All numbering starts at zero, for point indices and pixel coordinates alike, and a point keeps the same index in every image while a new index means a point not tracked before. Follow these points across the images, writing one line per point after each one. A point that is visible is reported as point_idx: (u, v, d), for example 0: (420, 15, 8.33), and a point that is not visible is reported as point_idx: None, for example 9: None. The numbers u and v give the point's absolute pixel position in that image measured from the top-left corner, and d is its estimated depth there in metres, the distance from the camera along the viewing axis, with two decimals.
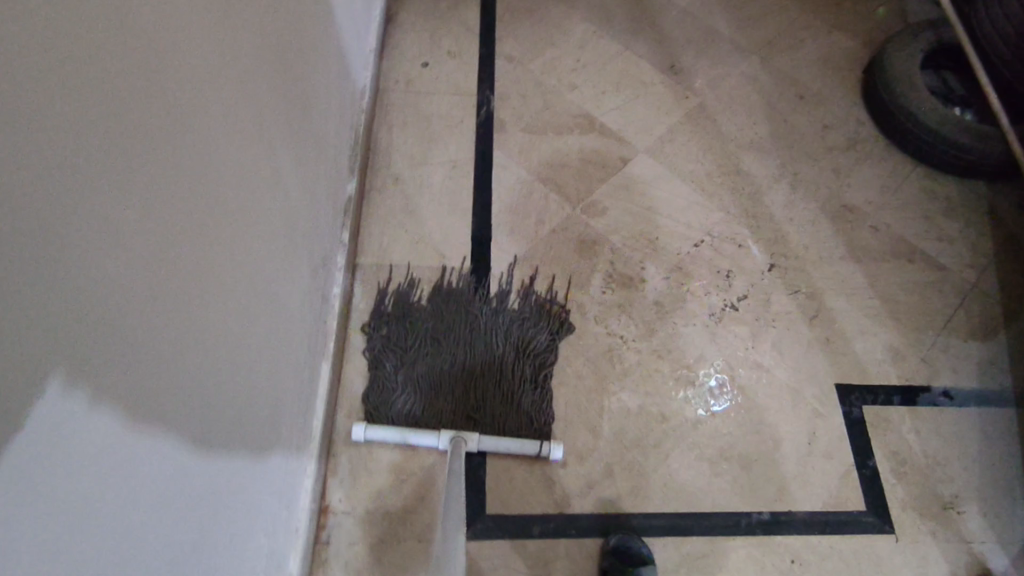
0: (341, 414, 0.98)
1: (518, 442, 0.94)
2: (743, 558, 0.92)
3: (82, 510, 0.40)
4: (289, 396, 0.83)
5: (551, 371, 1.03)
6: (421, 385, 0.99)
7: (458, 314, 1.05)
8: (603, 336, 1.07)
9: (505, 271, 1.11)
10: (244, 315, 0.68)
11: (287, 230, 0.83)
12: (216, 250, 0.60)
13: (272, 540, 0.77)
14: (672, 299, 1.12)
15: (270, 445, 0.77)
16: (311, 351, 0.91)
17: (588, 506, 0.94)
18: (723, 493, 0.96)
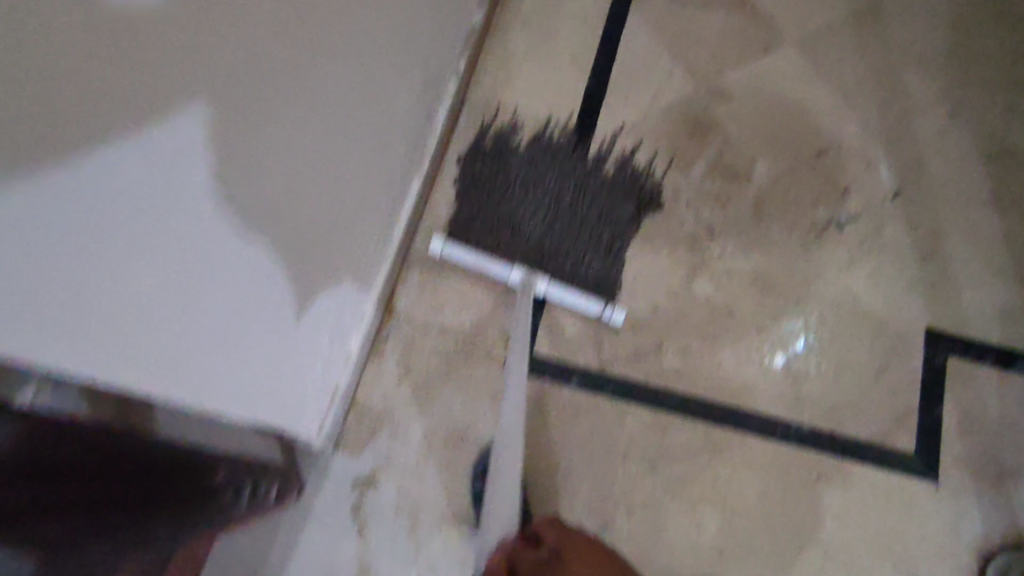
0: (422, 233, 1.03)
1: (585, 299, 0.94)
2: (769, 461, 0.92)
3: (192, 192, 0.48)
4: (379, 195, 0.89)
5: (626, 243, 1.02)
6: (501, 225, 1.01)
7: (551, 167, 1.05)
8: (691, 222, 1.04)
9: (609, 135, 1.09)
10: (356, 102, 0.74)
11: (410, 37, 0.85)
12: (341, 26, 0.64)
13: (341, 312, 0.85)
14: (774, 203, 1.06)
15: (356, 231, 0.84)
16: (407, 164, 0.96)
17: (631, 373, 0.96)
18: (767, 398, 0.96)
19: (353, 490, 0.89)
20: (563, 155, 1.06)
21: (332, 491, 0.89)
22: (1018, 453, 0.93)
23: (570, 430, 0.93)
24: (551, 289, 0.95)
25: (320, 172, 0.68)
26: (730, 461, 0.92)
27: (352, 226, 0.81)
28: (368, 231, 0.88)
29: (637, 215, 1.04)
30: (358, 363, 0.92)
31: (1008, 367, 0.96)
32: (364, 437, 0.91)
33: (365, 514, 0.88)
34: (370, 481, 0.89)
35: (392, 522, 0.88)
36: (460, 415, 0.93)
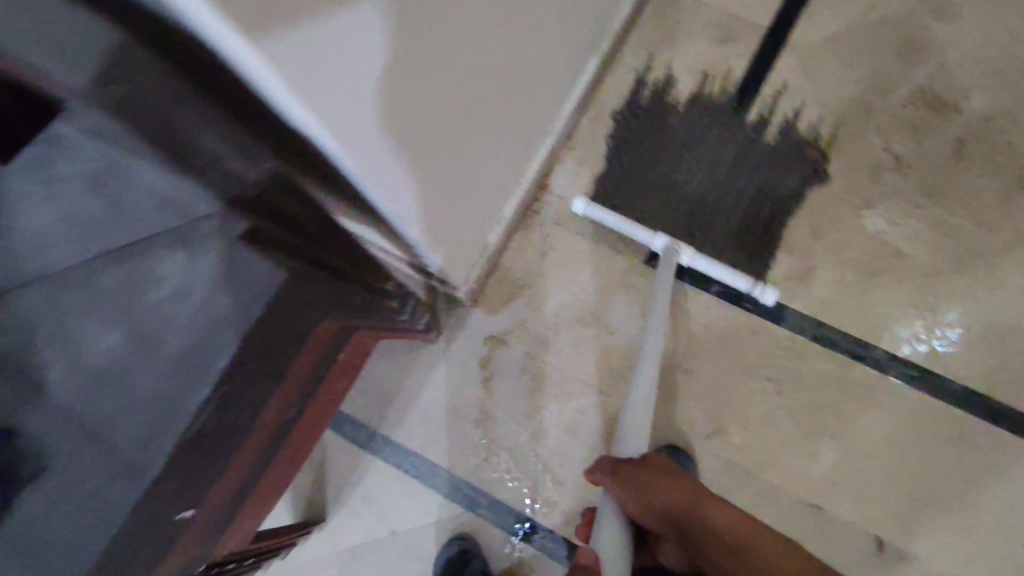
0: (588, 117, 1.02)
1: (733, 275, 0.88)
2: (906, 410, 0.88)
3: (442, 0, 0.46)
4: (562, 64, 0.88)
5: (786, 219, 0.95)
6: (644, 186, 0.98)
7: (707, 131, 0.98)
8: (876, 150, 0.96)
9: (774, 97, 0.99)
10: None
11: None
12: None
13: (506, 173, 0.87)
14: (980, 145, 0.95)
15: (535, 92, 0.84)
16: (591, 39, 0.93)
17: (776, 292, 0.93)
18: (920, 347, 0.90)
19: (485, 344, 0.95)
20: (747, 63, 1.01)
21: (466, 339, 0.95)
22: None
23: (702, 333, 0.92)
24: (697, 260, 0.89)
25: (493, 80, 0.67)
26: (864, 400, 0.88)
27: (529, 101, 0.83)
28: (543, 101, 0.89)
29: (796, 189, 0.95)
30: (508, 228, 0.96)
31: None
32: (502, 300, 0.96)
33: (492, 368, 0.94)
34: (501, 339, 0.95)
35: (515, 380, 0.94)
36: (594, 298, 0.95)
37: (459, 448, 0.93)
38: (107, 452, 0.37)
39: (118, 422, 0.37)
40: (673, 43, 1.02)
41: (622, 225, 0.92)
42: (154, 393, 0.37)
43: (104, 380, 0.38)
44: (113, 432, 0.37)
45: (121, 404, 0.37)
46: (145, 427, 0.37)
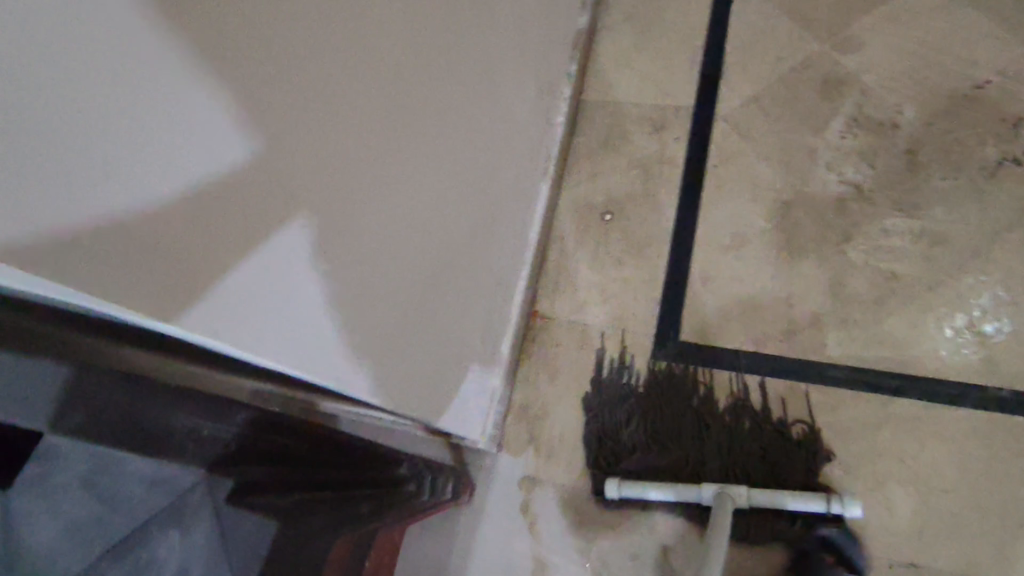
0: (555, 237, 1.05)
1: (799, 502, 0.79)
2: (965, 430, 0.83)
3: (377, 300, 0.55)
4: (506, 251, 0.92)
5: (724, 446, 0.88)
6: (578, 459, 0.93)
7: (676, 432, 0.91)
8: (834, 184, 0.97)
9: (685, 316, 0.96)
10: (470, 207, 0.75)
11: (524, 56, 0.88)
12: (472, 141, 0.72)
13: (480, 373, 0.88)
14: (932, 149, 0.96)
15: (482, 298, 0.86)
16: (525, 204, 0.96)
17: (788, 350, 0.91)
18: (955, 360, 0.86)
19: (520, 489, 0.92)
20: (668, 244, 1.01)
21: (500, 491, 0.93)
22: None
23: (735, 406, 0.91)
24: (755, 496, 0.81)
25: (425, 312, 0.68)
26: (919, 433, 0.84)
27: (483, 315, 0.87)
28: (510, 215, 0.91)
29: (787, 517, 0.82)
30: (509, 364, 0.96)
31: None
32: (522, 438, 0.95)
33: (534, 512, 0.91)
34: (534, 478, 0.93)
35: (559, 517, 0.91)
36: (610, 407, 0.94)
37: None
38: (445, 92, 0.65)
39: (414, 183, 0.58)
40: (612, 148, 1.08)
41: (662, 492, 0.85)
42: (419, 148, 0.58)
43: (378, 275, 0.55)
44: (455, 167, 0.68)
45: (473, 216, 0.77)
46: (477, 98, 0.72)
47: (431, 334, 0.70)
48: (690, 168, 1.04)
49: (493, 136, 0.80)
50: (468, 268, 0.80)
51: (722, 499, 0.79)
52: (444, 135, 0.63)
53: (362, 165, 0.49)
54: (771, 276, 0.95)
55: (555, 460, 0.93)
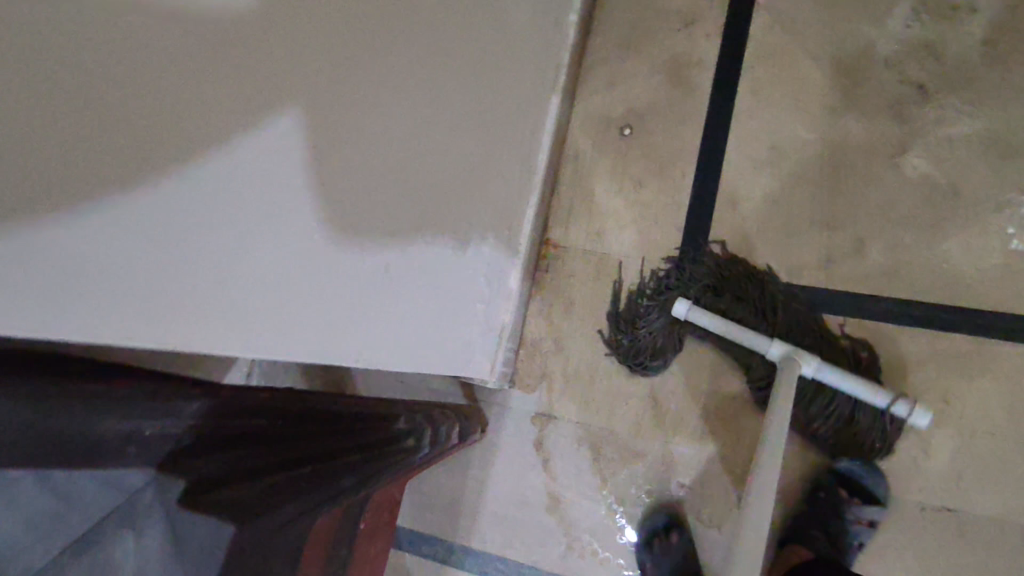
0: (569, 156, 0.95)
1: (863, 388, 0.73)
2: (1022, 368, 0.75)
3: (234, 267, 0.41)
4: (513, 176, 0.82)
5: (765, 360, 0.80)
6: (592, 395, 0.89)
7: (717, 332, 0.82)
8: (891, 84, 0.84)
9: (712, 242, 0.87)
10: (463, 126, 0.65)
11: None
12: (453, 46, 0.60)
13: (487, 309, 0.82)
14: (1015, 36, 0.81)
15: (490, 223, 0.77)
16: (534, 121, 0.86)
17: (825, 280, 0.83)
18: (1018, 291, 0.77)
19: (533, 425, 0.90)
20: (696, 161, 0.90)
21: (513, 427, 0.91)
22: None
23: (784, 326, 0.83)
24: (823, 371, 0.73)
25: (403, 260, 0.60)
26: (967, 370, 0.77)
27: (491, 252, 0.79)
28: (516, 136, 0.81)
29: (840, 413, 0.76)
30: (520, 298, 0.90)
31: None
32: (535, 374, 0.91)
33: (547, 447, 0.89)
34: (548, 414, 0.90)
35: (575, 453, 0.89)
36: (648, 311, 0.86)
37: (540, 534, 0.88)
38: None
39: (403, 126, 0.55)
40: (634, 48, 0.95)
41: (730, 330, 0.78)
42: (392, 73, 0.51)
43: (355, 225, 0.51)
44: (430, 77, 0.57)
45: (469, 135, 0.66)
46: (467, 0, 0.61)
47: (415, 283, 0.63)
48: (723, 70, 0.91)
49: (493, 40, 0.67)
50: (479, 197, 0.72)
51: (790, 363, 0.73)
52: (427, 30, 0.54)
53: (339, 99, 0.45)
54: (810, 196, 0.85)
55: (569, 396, 0.90)
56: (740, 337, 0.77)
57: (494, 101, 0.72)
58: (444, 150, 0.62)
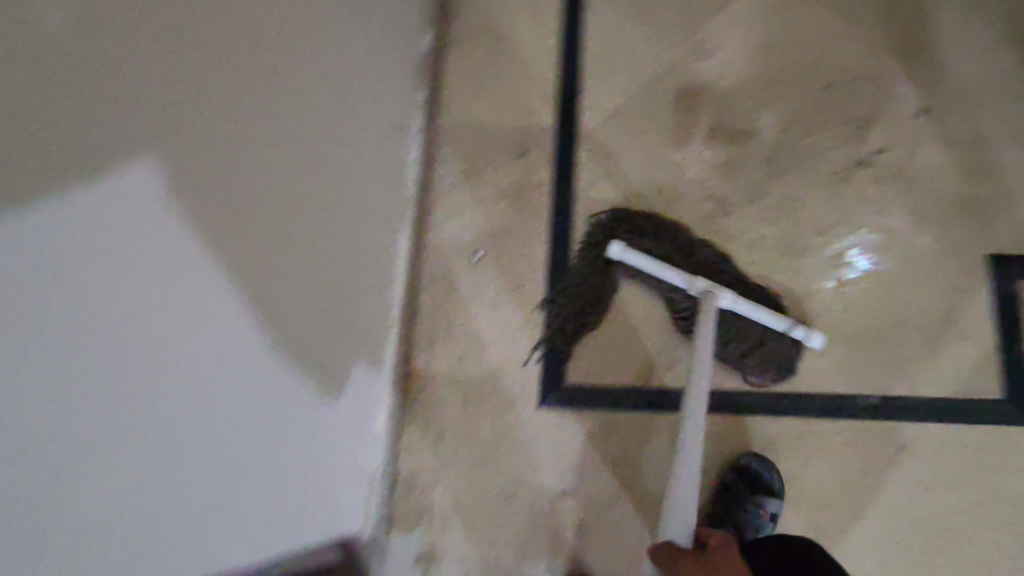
0: (424, 286, 0.98)
1: (770, 317, 0.84)
2: (843, 443, 0.85)
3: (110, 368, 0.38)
4: (368, 319, 0.84)
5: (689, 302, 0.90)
6: (477, 525, 0.89)
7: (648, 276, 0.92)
8: (700, 201, 0.96)
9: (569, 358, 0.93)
10: (324, 262, 0.69)
11: (362, 109, 0.80)
12: (309, 191, 0.65)
13: (357, 446, 0.82)
14: (788, 154, 0.96)
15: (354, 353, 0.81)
16: (382, 264, 0.88)
17: (670, 381, 0.91)
18: (829, 372, 0.87)
19: (419, 567, 0.88)
20: (544, 280, 0.96)
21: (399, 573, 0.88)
22: None
23: (648, 391, 0.90)
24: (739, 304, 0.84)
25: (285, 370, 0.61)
26: (799, 450, 0.86)
27: (354, 401, 0.79)
28: (368, 281, 0.83)
29: (754, 337, 0.86)
30: (390, 438, 0.90)
31: None
32: (414, 512, 0.90)
33: None
34: (433, 553, 0.88)
35: None
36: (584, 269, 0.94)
37: None
38: (264, 142, 0.55)
39: (269, 255, 0.56)
40: (475, 176, 1.01)
41: (658, 270, 0.87)
42: (250, 200, 0.53)
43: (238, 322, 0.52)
44: (294, 224, 0.62)
45: (331, 268, 0.71)
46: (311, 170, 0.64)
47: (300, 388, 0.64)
48: (558, 195, 0.99)
49: (338, 196, 0.73)
50: (342, 331, 0.76)
51: (707, 295, 0.82)
52: (285, 188, 0.60)
53: (210, 198, 0.46)
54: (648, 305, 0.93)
55: (452, 530, 0.89)
56: (666, 275, 0.87)
57: (343, 255, 0.75)
58: (302, 288, 0.64)
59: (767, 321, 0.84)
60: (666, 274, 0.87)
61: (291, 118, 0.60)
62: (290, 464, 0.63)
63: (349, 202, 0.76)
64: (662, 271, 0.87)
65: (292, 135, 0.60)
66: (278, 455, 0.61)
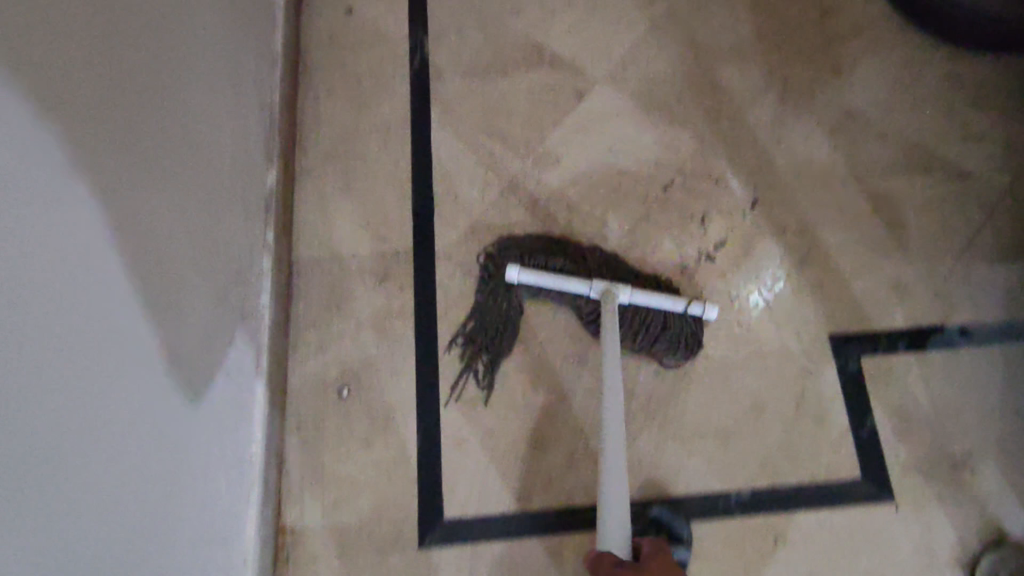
0: (289, 433, 0.94)
1: (666, 300, 0.88)
2: (721, 544, 0.86)
3: None
4: (222, 477, 0.80)
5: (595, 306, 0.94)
6: None
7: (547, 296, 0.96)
8: (560, 310, 0.97)
9: (446, 488, 0.91)
10: (167, 405, 0.70)
11: (201, 267, 0.80)
12: (143, 347, 0.66)
13: None
14: (638, 256, 0.99)
15: (214, 498, 0.78)
16: (235, 421, 0.84)
17: (548, 500, 0.90)
18: (699, 472, 0.88)
19: None
20: (414, 410, 0.94)
21: None
22: (964, 437, 0.88)
23: (536, 515, 0.89)
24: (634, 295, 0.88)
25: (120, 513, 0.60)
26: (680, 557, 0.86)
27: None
28: (217, 444, 0.80)
29: (658, 323, 0.90)
30: None
31: (924, 346, 0.92)
32: None
33: None
34: None
35: None
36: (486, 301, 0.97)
37: None
38: (84, 301, 0.56)
39: (92, 403, 0.57)
40: (336, 309, 0.99)
41: (555, 283, 0.91)
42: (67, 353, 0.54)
43: (84, 358, 0.56)
44: (125, 380, 0.62)
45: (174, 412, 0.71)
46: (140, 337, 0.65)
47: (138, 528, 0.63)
48: (421, 320, 0.98)
49: (178, 352, 0.73)
50: (194, 481, 0.75)
51: (606, 293, 0.87)
52: (115, 345, 0.61)
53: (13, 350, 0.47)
54: (519, 424, 0.92)
55: None
56: (565, 284, 0.91)
57: (185, 416, 0.73)
58: (139, 433, 0.64)
59: (664, 304, 0.89)
60: (564, 284, 0.91)
61: (120, 282, 0.62)
62: (127, 517, 0.61)
63: (190, 359, 0.75)
64: (560, 284, 0.91)
65: (122, 295, 0.62)
66: (112, 496, 0.59)
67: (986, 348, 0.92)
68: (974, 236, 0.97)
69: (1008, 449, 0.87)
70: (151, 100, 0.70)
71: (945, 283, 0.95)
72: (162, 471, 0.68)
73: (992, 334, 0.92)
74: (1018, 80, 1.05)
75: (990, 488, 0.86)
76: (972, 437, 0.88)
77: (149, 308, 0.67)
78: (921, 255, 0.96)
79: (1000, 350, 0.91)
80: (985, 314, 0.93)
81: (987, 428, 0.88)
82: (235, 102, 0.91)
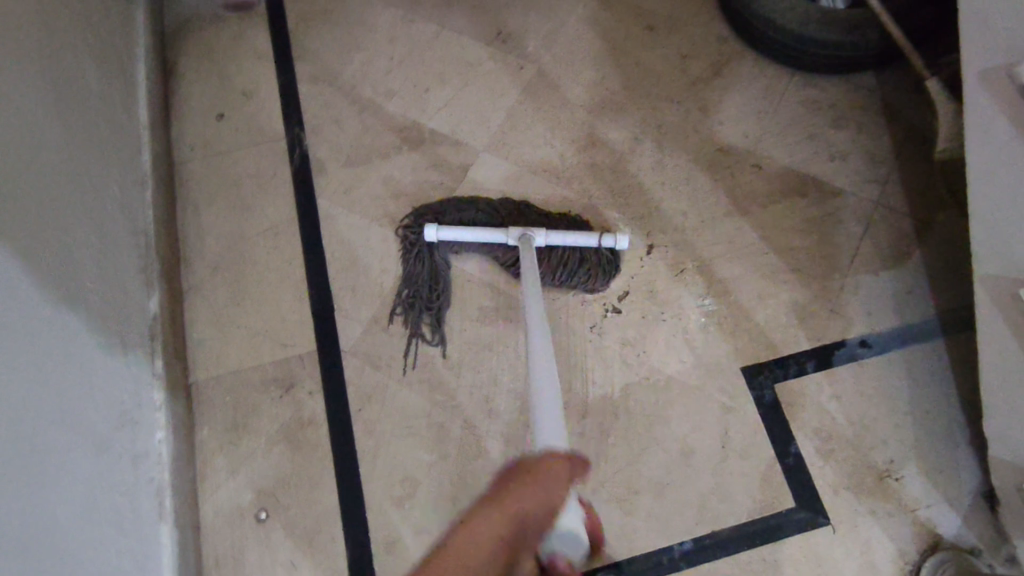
0: (206, 570, 0.87)
1: (581, 237, 0.95)
2: None
3: None
4: None
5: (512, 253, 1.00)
6: None
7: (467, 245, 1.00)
8: (476, 387, 0.95)
9: None
10: (57, 516, 0.66)
11: (83, 397, 0.75)
12: (23, 459, 0.63)
13: None
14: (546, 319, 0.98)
15: None
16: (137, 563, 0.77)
17: None
18: (640, 531, 0.87)
19: None
20: (339, 520, 0.89)
21: None
22: (883, 446, 0.90)
23: None
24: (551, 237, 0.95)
25: None
26: None
27: None
28: None
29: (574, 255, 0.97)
30: None
31: (830, 362, 0.95)
32: None
33: None
34: None
35: None
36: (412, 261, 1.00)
37: None
38: None
39: None
40: (243, 427, 0.93)
41: (475, 236, 0.96)
42: None
43: None
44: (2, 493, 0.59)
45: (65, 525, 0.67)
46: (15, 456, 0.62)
47: None
48: (334, 423, 0.94)
49: (63, 472, 0.69)
50: None
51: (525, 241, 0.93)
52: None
53: None
54: (451, 514, 0.88)
55: None
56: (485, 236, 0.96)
57: (76, 546, 0.68)
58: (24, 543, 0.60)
59: (579, 240, 0.96)
60: (484, 237, 0.96)
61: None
62: None
63: (79, 483, 0.71)
64: (479, 236, 0.96)
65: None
66: None
67: (887, 354, 0.95)
68: (857, 247, 1.01)
69: (926, 450, 0.90)
70: (21, 190, 0.71)
71: (838, 297, 0.98)
72: (54, 562, 0.64)
73: (890, 340, 0.96)
74: (868, 96, 1.12)
75: (917, 492, 0.88)
76: (890, 444, 0.90)
77: (27, 422, 0.65)
78: (812, 273, 1.00)
79: (900, 353, 0.95)
80: (880, 321, 0.97)
81: (902, 433, 0.91)
82: (97, 237, 0.86)
